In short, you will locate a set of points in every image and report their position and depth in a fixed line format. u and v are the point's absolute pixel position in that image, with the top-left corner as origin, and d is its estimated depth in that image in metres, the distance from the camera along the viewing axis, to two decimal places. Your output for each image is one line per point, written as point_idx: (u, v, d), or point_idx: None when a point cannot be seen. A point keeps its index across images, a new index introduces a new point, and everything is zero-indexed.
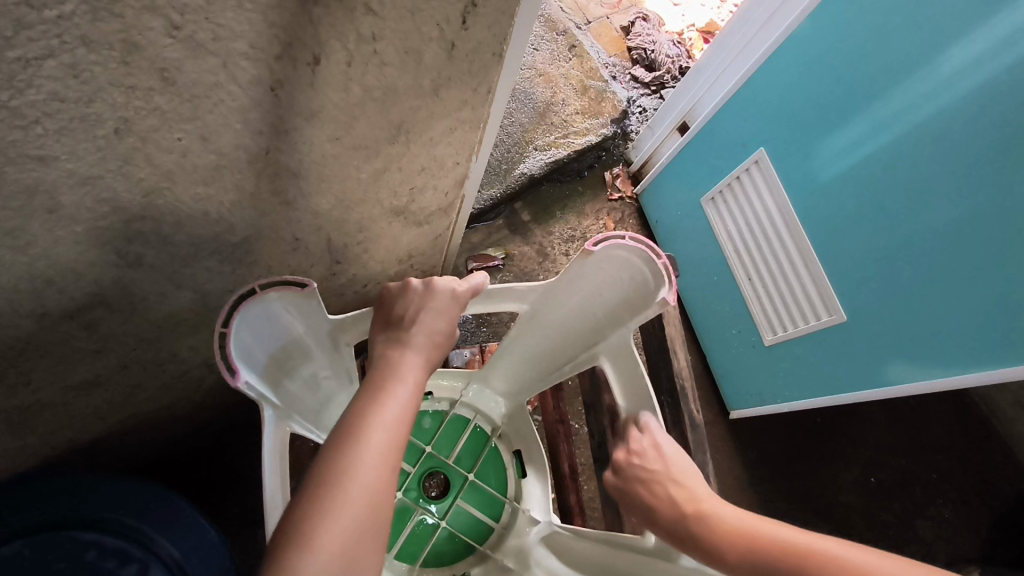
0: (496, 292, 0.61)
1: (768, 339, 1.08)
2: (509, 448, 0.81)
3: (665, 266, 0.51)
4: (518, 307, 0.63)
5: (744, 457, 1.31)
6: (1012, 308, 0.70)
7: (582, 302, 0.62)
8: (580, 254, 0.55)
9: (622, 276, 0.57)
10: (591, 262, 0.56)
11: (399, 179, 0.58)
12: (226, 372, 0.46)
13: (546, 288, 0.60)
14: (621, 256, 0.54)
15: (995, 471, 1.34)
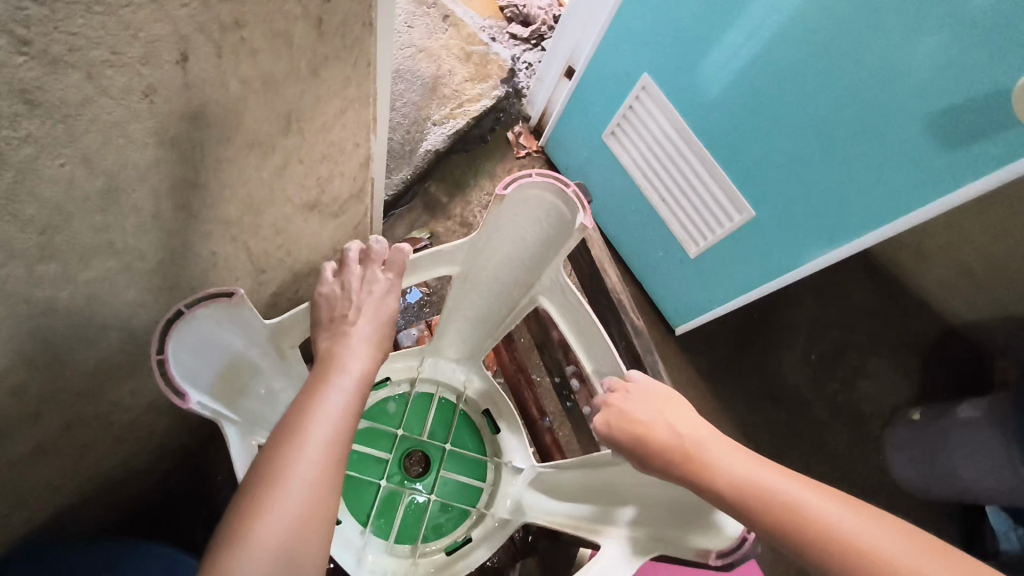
0: (425, 260, 0.60)
1: (692, 252, 1.19)
2: (477, 410, 0.83)
3: (575, 194, 0.53)
4: (452, 270, 0.62)
5: (699, 368, 1.41)
6: (909, 156, 0.79)
7: (513, 253, 0.61)
8: (493, 203, 0.54)
9: (539, 217, 0.57)
10: (506, 209, 0.55)
11: (302, 172, 0.57)
12: (173, 397, 0.43)
13: (470, 245, 0.59)
14: (534, 196, 0.54)
15: (911, 327, 1.52)
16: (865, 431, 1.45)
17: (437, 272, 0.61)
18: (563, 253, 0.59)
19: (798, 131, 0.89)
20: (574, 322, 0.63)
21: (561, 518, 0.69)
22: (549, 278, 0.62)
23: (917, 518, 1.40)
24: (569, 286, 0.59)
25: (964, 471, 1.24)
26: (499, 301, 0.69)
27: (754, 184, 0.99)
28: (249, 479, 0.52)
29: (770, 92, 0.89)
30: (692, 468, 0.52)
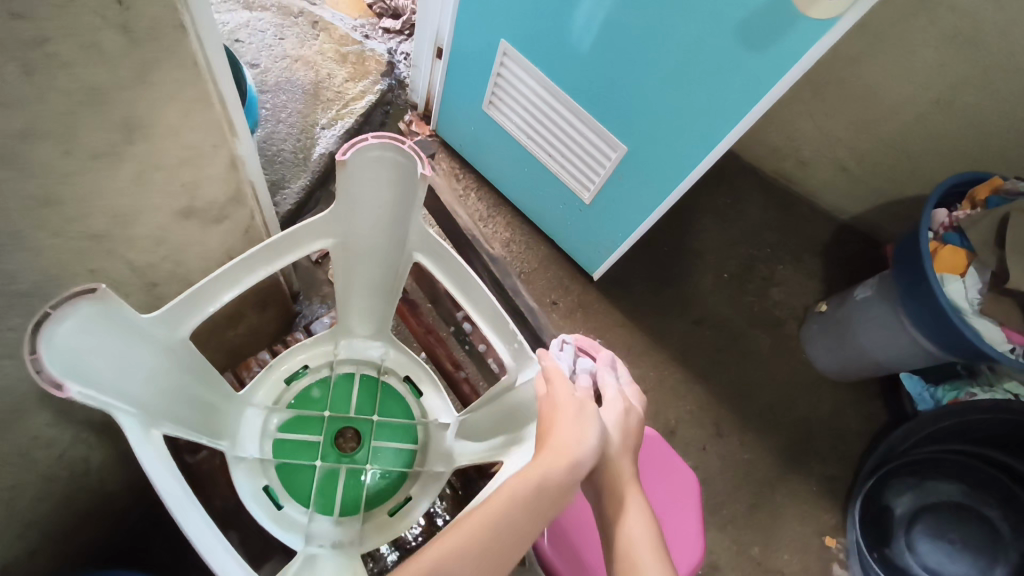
0: (302, 235, 0.64)
1: (585, 198, 1.27)
2: (399, 378, 0.87)
3: (411, 148, 0.59)
4: (326, 244, 0.67)
5: (623, 307, 1.49)
6: (743, 67, 0.86)
7: (379, 215, 0.67)
8: (339, 169, 0.59)
9: (389, 178, 0.63)
10: (353, 174, 0.61)
11: (164, 179, 0.60)
12: (52, 389, 0.46)
13: (333, 215, 0.64)
14: (376, 157, 0.60)
15: (807, 231, 1.64)
16: (785, 332, 1.55)
17: (312, 248, 0.65)
18: (418, 205, 0.64)
19: (643, 69, 0.97)
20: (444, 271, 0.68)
21: (483, 452, 0.73)
22: (415, 231, 0.67)
23: (843, 399, 1.50)
24: (430, 234, 0.65)
25: (869, 346, 1.35)
26: (384, 267, 0.74)
27: (624, 118, 1.06)
28: (162, 469, 0.55)
29: (614, 38, 0.97)
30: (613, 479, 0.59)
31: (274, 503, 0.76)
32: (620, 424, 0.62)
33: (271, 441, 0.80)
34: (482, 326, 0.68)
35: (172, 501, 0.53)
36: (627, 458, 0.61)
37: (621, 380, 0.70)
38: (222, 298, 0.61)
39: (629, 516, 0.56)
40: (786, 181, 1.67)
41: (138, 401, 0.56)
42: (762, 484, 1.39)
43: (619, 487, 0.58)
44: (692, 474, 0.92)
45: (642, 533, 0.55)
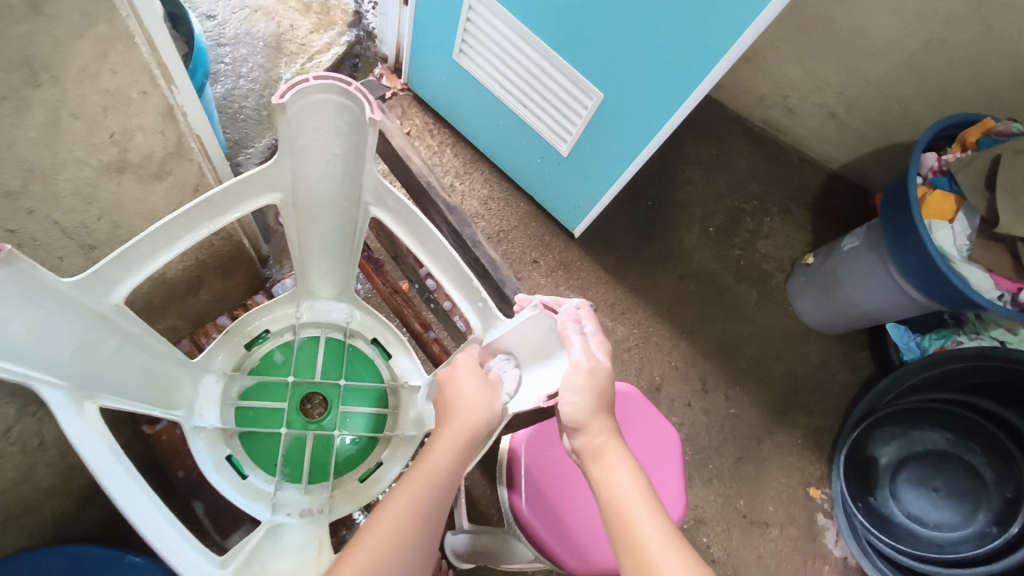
0: (243, 189, 0.57)
1: (563, 150, 1.21)
2: (367, 341, 0.83)
3: (359, 90, 0.52)
4: (274, 200, 0.60)
5: (608, 263, 1.45)
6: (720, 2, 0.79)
7: (330, 168, 0.60)
8: (277, 116, 0.52)
9: (336, 125, 0.56)
10: (294, 120, 0.54)
11: (86, 129, 0.56)
12: None
13: (274, 169, 0.57)
14: (318, 102, 0.53)
15: (796, 181, 1.60)
16: (772, 286, 1.52)
17: (257, 204, 0.60)
18: (370, 156, 0.58)
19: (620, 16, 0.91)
20: (401, 228, 0.62)
21: None
22: (369, 183, 0.60)
23: (831, 350, 1.49)
24: (388, 187, 0.58)
25: (858, 298, 1.32)
26: (341, 225, 0.68)
27: (597, 65, 1.01)
28: (101, 443, 0.51)
29: None
30: (585, 440, 0.55)
31: (238, 473, 0.73)
32: (583, 391, 0.54)
33: (232, 409, 0.76)
34: (445, 287, 0.63)
35: (104, 479, 0.49)
36: (602, 414, 0.56)
37: (588, 327, 0.56)
38: (157, 258, 0.56)
39: (614, 473, 0.53)
40: (774, 130, 1.62)
41: (69, 371, 0.53)
42: (748, 438, 1.39)
43: (597, 448, 0.55)
44: (674, 430, 0.89)
45: (632, 485, 0.52)
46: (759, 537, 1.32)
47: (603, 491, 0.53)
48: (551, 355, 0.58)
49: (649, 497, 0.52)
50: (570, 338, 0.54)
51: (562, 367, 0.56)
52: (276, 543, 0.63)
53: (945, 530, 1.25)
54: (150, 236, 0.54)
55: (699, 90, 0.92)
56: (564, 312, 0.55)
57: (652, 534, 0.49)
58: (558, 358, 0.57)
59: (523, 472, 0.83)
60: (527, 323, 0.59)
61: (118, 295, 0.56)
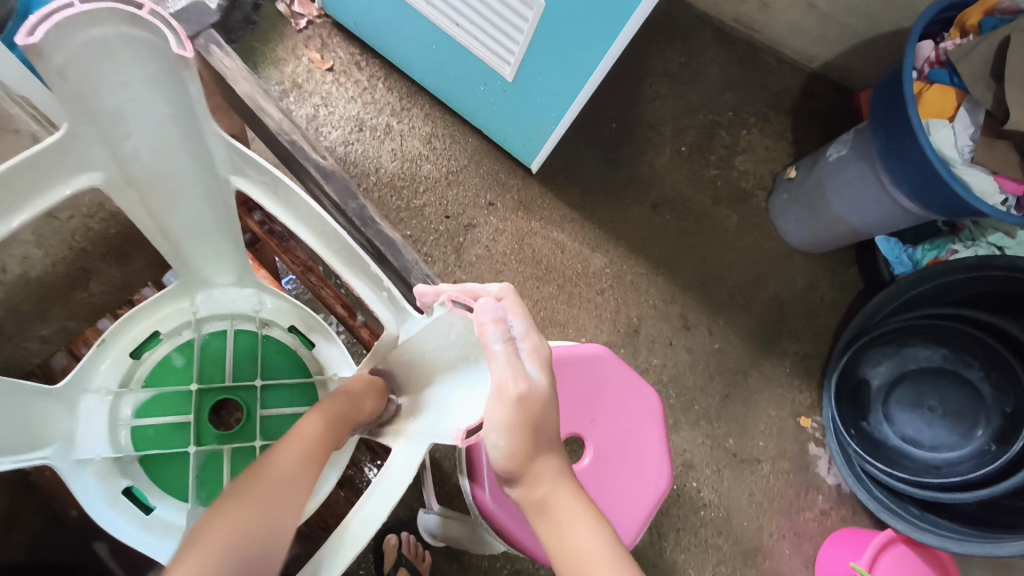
0: (40, 171, 0.45)
1: (508, 75, 1.05)
2: (284, 331, 0.71)
3: (151, 13, 0.41)
4: (90, 181, 0.50)
5: (572, 197, 1.31)
6: None
7: (161, 132, 0.49)
8: (37, 60, 0.40)
9: (140, 68, 0.44)
10: (74, 68, 0.42)
11: None
12: None
13: (74, 139, 0.46)
14: (96, 37, 0.41)
15: (773, 86, 1.44)
16: (752, 207, 1.39)
17: (67, 187, 0.48)
18: (205, 111, 0.47)
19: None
20: (272, 199, 0.50)
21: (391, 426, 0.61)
22: (214, 143, 0.50)
23: (817, 272, 1.38)
24: (235, 145, 0.48)
25: (846, 213, 1.20)
26: (203, 202, 0.57)
27: None
28: None
29: None
30: (527, 492, 0.47)
31: (141, 507, 0.62)
32: (511, 434, 0.44)
33: (127, 430, 0.65)
34: (348, 282, 0.52)
35: None
36: (542, 458, 0.47)
37: (515, 326, 0.44)
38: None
39: (569, 531, 0.45)
40: (747, 29, 1.44)
41: None
42: (735, 371, 1.30)
43: (541, 501, 0.47)
44: (653, 390, 0.79)
45: (593, 543, 0.44)
46: (750, 475, 1.26)
47: (561, 554, 0.45)
48: (474, 363, 0.47)
49: (613, 553, 0.44)
50: (489, 345, 0.43)
51: (484, 384, 0.46)
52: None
53: (942, 450, 1.20)
54: None
55: None
56: (480, 308, 0.44)
57: None
58: (480, 371, 0.47)
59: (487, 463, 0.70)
60: (439, 323, 0.48)
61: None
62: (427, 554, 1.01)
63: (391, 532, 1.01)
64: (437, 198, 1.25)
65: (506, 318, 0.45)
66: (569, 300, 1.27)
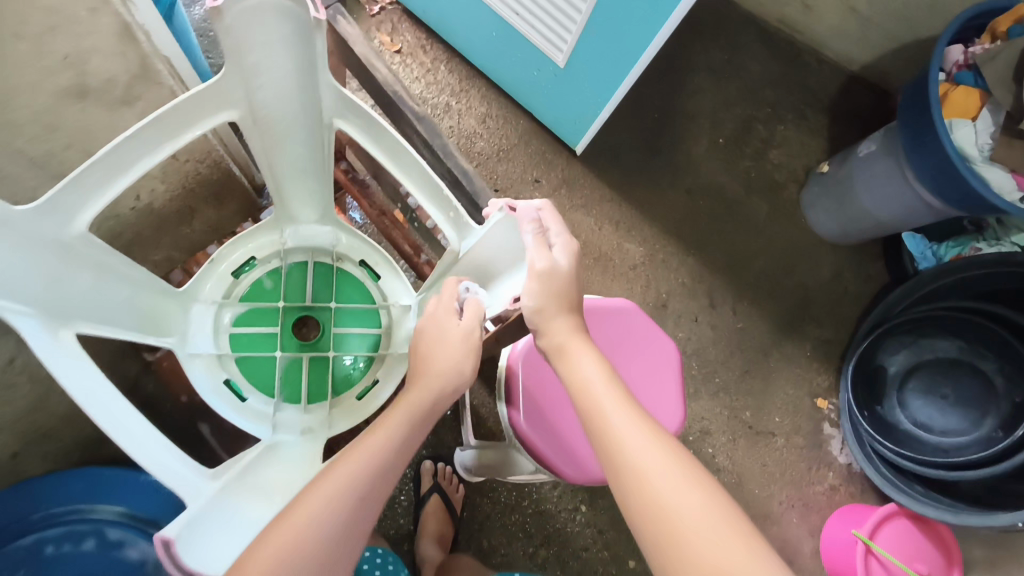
0: (197, 108, 0.60)
1: (560, 61, 1.15)
2: (354, 263, 0.84)
3: None
4: (228, 116, 0.63)
5: (612, 179, 1.41)
6: None
7: (287, 83, 0.63)
8: (216, 20, 0.53)
9: (284, 32, 0.57)
10: (237, 30, 0.55)
11: (32, 52, 0.52)
12: None
13: (227, 84, 0.60)
14: (256, 7, 0.54)
15: (812, 84, 1.51)
16: (783, 197, 1.47)
17: (215, 120, 0.63)
18: (324, 65, 0.60)
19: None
20: (373, 140, 0.64)
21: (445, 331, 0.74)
22: (329, 92, 0.63)
23: (843, 262, 1.45)
24: (353, 99, 0.61)
25: (870, 204, 1.27)
26: (308, 143, 0.71)
27: None
28: (86, 373, 0.52)
29: None
30: (549, 341, 0.58)
31: (237, 396, 0.76)
32: (540, 293, 0.56)
33: (226, 336, 0.78)
34: (420, 199, 0.66)
35: (95, 410, 0.50)
36: (563, 315, 0.58)
37: (551, 227, 0.58)
38: (105, 191, 0.58)
39: (578, 368, 0.56)
40: (790, 29, 1.52)
41: (51, 300, 0.54)
42: (756, 350, 1.39)
43: (559, 346, 0.57)
44: (672, 342, 0.89)
45: (596, 377, 0.55)
46: (764, 446, 1.34)
47: (571, 384, 0.55)
48: (515, 259, 0.61)
49: (618, 392, 0.54)
50: (526, 237, 0.57)
51: (523, 273, 0.59)
52: (275, 457, 0.67)
53: (951, 436, 1.26)
54: (107, 154, 0.55)
55: None
56: (522, 212, 0.58)
57: (626, 425, 0.51)
58: (519, 264, 0.60)
59: (522, 389, 0.82)
60: (490, 232, 0.61)
61: (83, 221, 0.57)
62: (460, 485, 1.13)
63: (430, 460, 1.14)
64: (488, 172, 1.37)
65: (542, 222, 0.58)
66: (603, 273, 1.37)
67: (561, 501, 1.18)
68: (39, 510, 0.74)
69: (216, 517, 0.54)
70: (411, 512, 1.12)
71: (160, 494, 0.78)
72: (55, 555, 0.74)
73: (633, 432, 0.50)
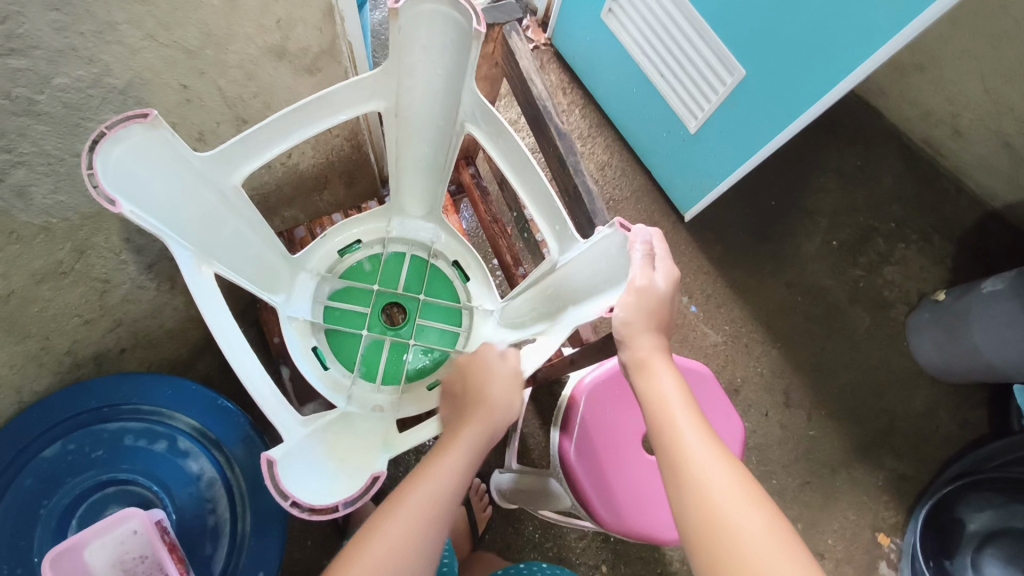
0: (355, 97, 0.67)
1: (692, 127, 1.19)
2: (448, 263, 0.89)
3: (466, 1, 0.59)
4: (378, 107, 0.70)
5: (714, 254, 1.41)
6: None
7: (434, 84, 0.70)
8: (391, 19, 0.60)
9: (446, 39, 0.64)
10: (405, 31, 0.63)
11: (256, 9, 0.61)
12: (107, 202, 0.51)
13: (384, 77, 0.67)
14: (426, 12, 0.61)
15: (945, 212, 1.46)
16: (888, 317, 1.41)
17: (366, 108, 0.70)
18: (471, 74, 0.67)
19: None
20: (495, 140, 0.70)
21: (523, 337, 0.76)
22: (469, 99, 0.70)
23: (939, 398, 1.36)
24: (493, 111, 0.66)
25: (983, 346, 1.19)
26: (437, 144, 0.79)
27: (742, 41, 0.98)
28: (206, 300, 0.61)
29: None
30: (631, 354, 0.61)
31: (321, 363, 0.82)
32: (632, 307, 0.58)
33: (322, 306, 0.85)
34: (531, 209, 0.70)
35: (217, 326, 0.61)
36: (647, 332, 0.60)
37: (656, 250, 0.59)
38: (266, 151, 0.66)
39: (657, 381, 0.58)
40: (934, 151, 1.48)
41: (195, 236, 0.63)
42: (822, 464, 1.31)
43: (641, 359, 0.60)
44: (742, 423, 0.87)
45: (672, 393, 0.57)
46: None
47: (649, 398, 0.58)
48: (614, 278, 0.62)
49: (689, 412, 0.56)
50: (633, 254, 0.58)
51: (620, 289, 0.60)
52: (348, 427, 0.74)
53: None
54: (274, 120, 0.63)
55: (845, 79, 0.87)
56: (633, 231, 0.59)
57: (698, 442, 0.52)
58: (617, 282, 0.61)
59: (579, 420, 0.82)
60: (597, 247, 0.63)
61: (239, 173, 0.66)
62: (489, 506, 1.14)
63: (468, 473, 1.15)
64: None
65: (651, 247, 0.60)
66: (682, 343, 1.35)
67: (583, 554, 1.15)
68: (133, 402, 0.82)
69: (301, 457, 0.62)
70: None
71: (231, 422, 0.83)
72: (132, 446, 0.82)
73: (705, 449, 0.52)
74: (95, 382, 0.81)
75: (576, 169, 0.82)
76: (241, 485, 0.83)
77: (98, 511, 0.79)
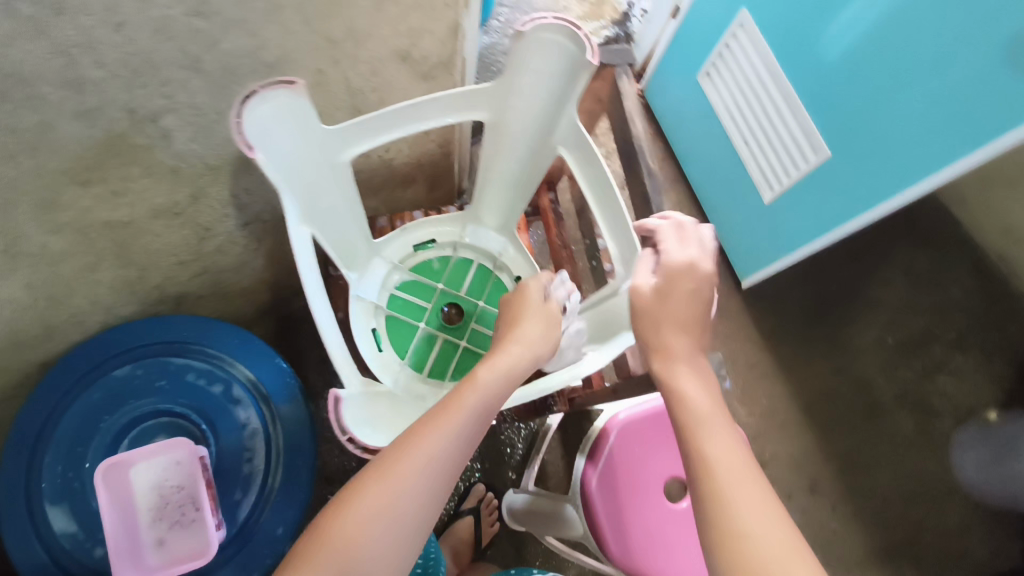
0: (465, 104, 0.72)
1: (767, 197, 1.21)
2: (511, 276, 0.94)
3: (586, 36, 0.65)
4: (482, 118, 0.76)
5: (764, 326, 1.41)
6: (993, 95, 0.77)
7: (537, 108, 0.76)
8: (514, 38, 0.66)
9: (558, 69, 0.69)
10: (524, 53, 0.68)
11: (398, 15, 0.67)
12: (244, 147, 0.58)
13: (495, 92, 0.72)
14: (548, 41, 0.66)
15: (1011, 332, 1.42)
16: (934, 426, 1.37)
17: (471, 118, 0.75)
18: (574, 102, 0.73)
19: (900, 75, 0.88)
20: (583, 164, 0.75)
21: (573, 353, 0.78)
22: (567, 125, 0.75)
23: (974, 521, 1.31)
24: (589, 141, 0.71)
25: None
26: (526, 163, 0.84)
27: (835, 124, 1.01)
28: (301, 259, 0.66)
29: (856, 49, 0.93)
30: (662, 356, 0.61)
31: (376, 344, 0.87)
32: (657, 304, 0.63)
33: (388, 293, 0.90)
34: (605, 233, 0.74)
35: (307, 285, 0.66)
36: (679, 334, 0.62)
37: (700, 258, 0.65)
38: (374, 137, 0.71)
39: (688, 380, 0.57)
40: (1010, 269, 1.45)
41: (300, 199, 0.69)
42: (838, 560, 1.27)
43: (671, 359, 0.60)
44: None
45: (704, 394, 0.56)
46: None
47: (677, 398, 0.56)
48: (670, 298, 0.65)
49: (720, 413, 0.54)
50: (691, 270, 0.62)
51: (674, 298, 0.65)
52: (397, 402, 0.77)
53: None
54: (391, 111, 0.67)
55: (933, 178, 0.88)
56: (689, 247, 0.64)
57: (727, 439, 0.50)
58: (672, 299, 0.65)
59: (606, 453, 0.84)
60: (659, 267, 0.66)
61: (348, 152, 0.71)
62: (497, 522, 1.15)
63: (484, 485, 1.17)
64: None
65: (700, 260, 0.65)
66: None
67: None
68: (201, 343, 0.89)
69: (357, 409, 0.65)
70: (444, 522, 1.15)
71: (281, 382, 0.90)
72: (191, 384, 0.88)
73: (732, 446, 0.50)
74: (172, 319, 0.88)
75: (654, 213, 0.85)
76: (279, 442, 0.88)
77: (148, 436, 0.86)
